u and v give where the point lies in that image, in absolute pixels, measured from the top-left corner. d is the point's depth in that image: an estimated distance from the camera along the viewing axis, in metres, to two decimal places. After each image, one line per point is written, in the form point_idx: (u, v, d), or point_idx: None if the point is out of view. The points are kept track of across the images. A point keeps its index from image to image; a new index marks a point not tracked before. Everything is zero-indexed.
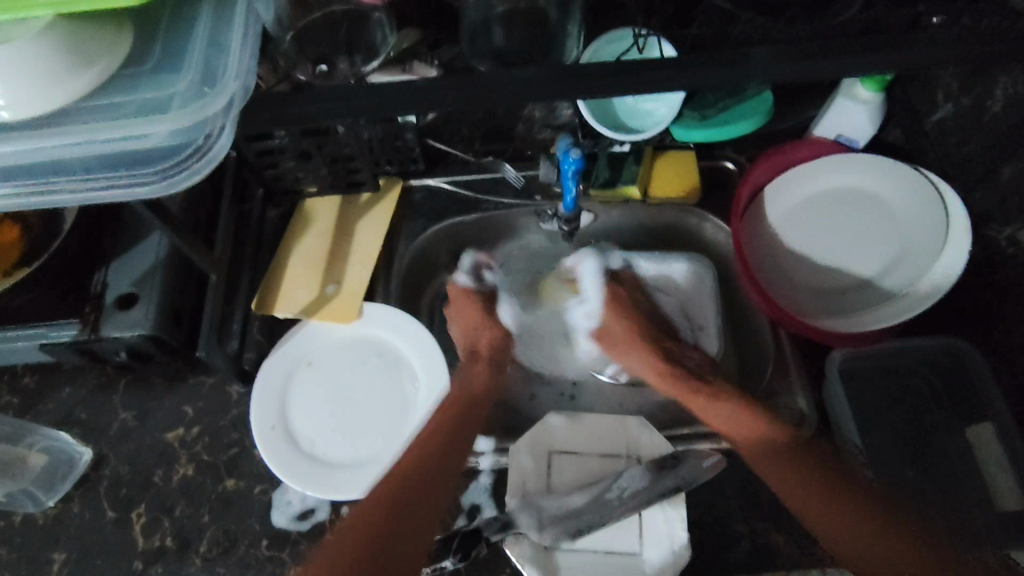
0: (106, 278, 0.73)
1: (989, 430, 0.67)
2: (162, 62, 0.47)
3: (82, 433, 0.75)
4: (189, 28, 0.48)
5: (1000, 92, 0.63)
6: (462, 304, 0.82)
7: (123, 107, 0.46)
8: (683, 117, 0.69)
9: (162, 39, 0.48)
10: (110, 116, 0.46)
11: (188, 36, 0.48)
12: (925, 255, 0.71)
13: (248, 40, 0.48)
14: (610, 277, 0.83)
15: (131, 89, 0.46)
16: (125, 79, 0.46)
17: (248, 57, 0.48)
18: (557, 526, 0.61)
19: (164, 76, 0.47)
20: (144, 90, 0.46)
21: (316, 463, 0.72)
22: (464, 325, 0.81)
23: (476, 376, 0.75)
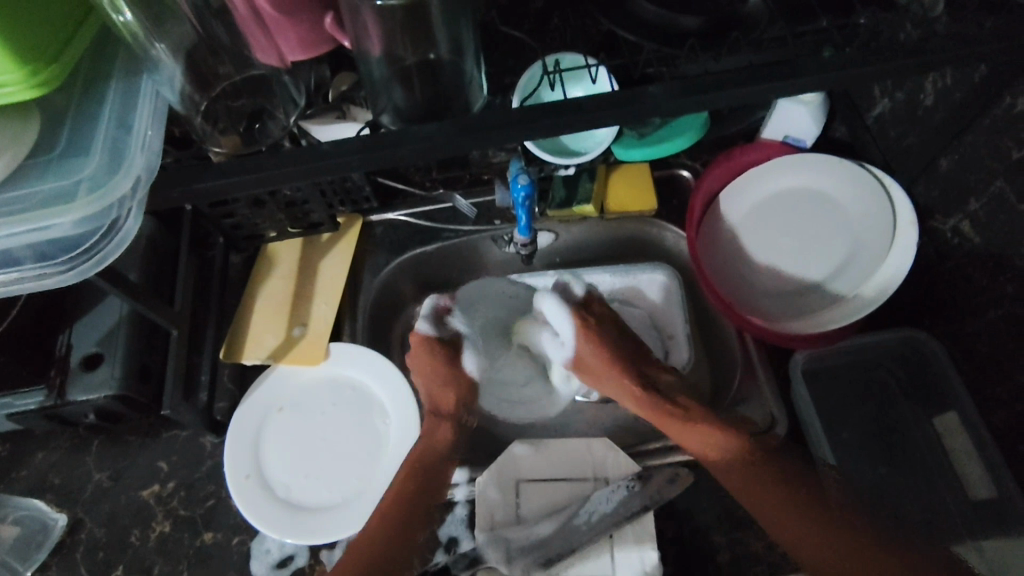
0: (71, 339, 0.72)
1: (955, 419, 0.68)
2: (68, 151, 0.47)
3: (56, 499, 0.75)
4: (94, 116, 0.48)
5: (931, 86, 0.66)
6: (420, 355, 0.72)
7: (28, 200, 0.45)
8: (623, 135, 0.71)
9: (69, 127, 0.48)
10: (14, 209, 0.45)
11: (92, 123, 0.48)
12: (874, 252, 0.72)
13: (154, 124, 0.49)
14: (579, 307, 0.74)
15: (36, 181, 0.46)
16: (30, 173, 0.46)
17: (154, 139, 0.48)
18: (527, 556, 0.62)
19: (70, 164, 0.47)
20: (50, 181, 0.46)
21: (291, 510, 0.72)
22: (425, 378, 0.73)
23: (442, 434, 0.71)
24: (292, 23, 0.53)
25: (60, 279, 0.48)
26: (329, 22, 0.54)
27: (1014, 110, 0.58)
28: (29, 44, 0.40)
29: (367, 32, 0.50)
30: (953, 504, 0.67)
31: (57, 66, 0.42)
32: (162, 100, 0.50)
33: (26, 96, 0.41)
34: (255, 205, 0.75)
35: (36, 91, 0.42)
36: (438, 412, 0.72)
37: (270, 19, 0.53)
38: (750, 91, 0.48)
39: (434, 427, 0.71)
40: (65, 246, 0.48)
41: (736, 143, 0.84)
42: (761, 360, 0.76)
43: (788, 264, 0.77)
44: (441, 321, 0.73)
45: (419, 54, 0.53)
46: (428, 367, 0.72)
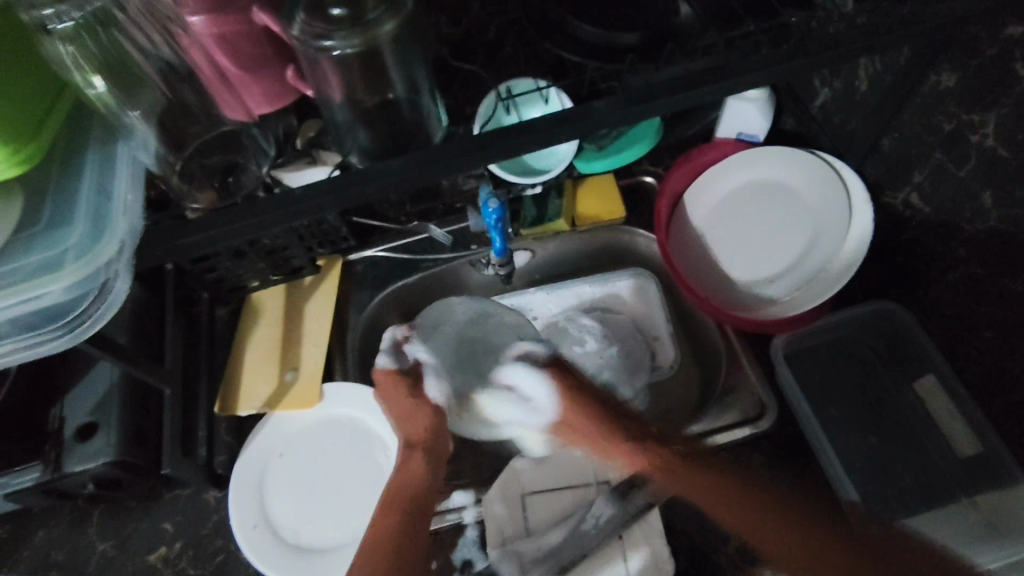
0: (63, 412, 0.72)
1: (932, 381, 0.71)
2: (53, 220, 0.48)
3: (63, 575, 0.74)
4: (74, 184, 0.49)
5: (864, 72, 0.71)
6: (388, 391, 0.64)
7: (17, 272, 0.47)
8: (583, 149, 0.74)
9: (51, 199, 0.49)
10: (5, 282, 0.47)
11: (73, 189, 0.49)
12: (834, 234, 0.75)
13: (132, 187, 0.50)
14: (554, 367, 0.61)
15: (25, 253, 0.47)
16: (16, 244, 0.47)
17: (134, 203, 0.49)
18: (542, 566, 0.63)
19: (56, 233, 0.48)
20: (37, 252, 0.47)
21: (303, 554, 0.72)
22: (393, 406, 0.65)
23: (414, 477, 0.64)
24: (253, 78, 0.55)
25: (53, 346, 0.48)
26: (291, 75, 0.56)
27: (941, 86, 0.62)
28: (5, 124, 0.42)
29: (327, 79, 0.52)
30: (943, 464, 0.69)
31: (35, 142, 0.44)
32: (140, 162, 0.52)
33: (9, 174, 0.43)
34: (235, 256, 0.76)
35: (16, 169, 0.43)
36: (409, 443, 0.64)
37: (233, 75, 0.55)
38: (693, 93, 0.51)
39: (407, 458, 0.64)
40: (53, 314, 0.49)
41: (692, 145, 0.88)
42: (743, 348, 0.79)
43: (754, 254, 0.80)
44: (401, 352, 0.65)
45: (378, 96, 0.56)
46: (399, 398, 0.64)
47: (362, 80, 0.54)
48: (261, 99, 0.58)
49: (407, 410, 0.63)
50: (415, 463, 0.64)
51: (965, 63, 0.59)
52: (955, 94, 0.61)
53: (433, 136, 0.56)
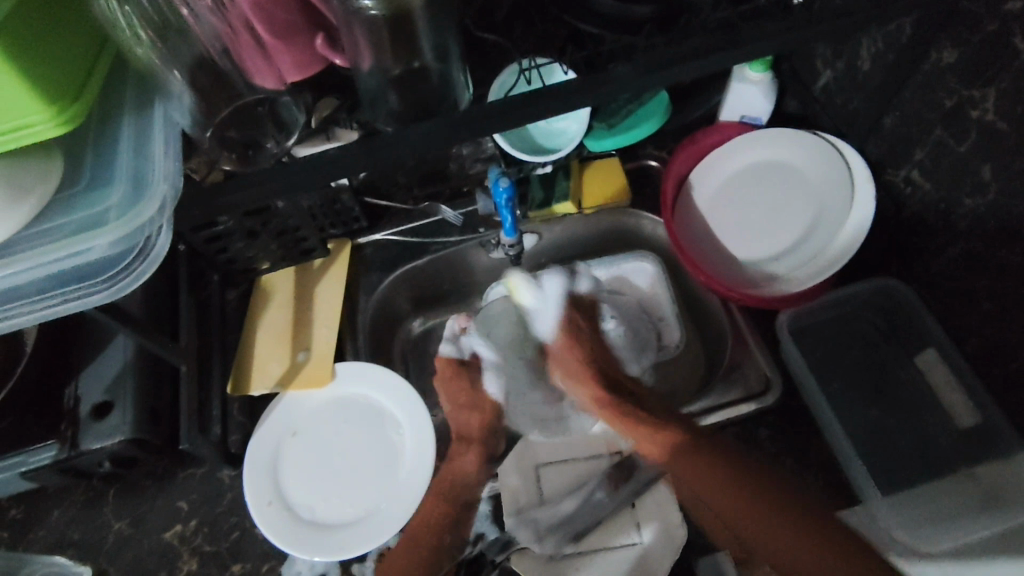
0: (78, 391, 0.73)
1: (932, 354, 0.72)
2: (94, 180, 0.49)
3: (79, 552, 0.75)
4: (114, 143, 0.51)
5: (867, 53, 0.72)
6: (447, 379, 0.77)
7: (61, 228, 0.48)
8: (594, 128, 0.76)
9: (91, 159, 0.50)
10: (51, 238, 0.48)
11: (111, 148, 0.51)
12: (836, 211, 0.77)
13: (169, 147, 0.51)
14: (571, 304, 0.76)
15: (68, 211, 0.48)
16: (59, 203, 0.49)
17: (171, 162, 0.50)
18: (556, 534, 0.64)
19: (99, 192, 0.49)
20: (81, 210, 0.48)
21: (318, 528, 0.73)
22: (449, 394, 0.77)
23: (464, 462, 0.73)
24: (286, 45, 0.55)
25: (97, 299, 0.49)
26: (321, 42, 0.56)
27: (941, 63, 0.64)
28: (52, 84, 0.43)
29: (360, 48, 0.54)
30: (943, 434, 0.71)
31: (78, 103, 0.45)
32: (173, 120, 0.53)
33: (55, 134, 0.43)
34: (249, 237, 0.77)
35: (61, 129, 0.44)
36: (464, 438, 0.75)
37: (269, 44, 0.55)
38: (705, 63, 0.53)
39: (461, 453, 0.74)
40: (99, 269, 0.50)
41: (697, 128, 0.89)
42: (748, 325, 0.80)
43: (759, 234, 0.82)
44: (460, 343, 0.78)
45: (404, 65, 0.56)
46: (459, 391, 0.76)
47: (393, 48, 0.55)
48: (291, 67, 0.58)
49: (466, 405, 0.76)
50: (467, 458, 0.74)
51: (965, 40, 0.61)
52: (957, 70, 0.62)
53: (458, 98, 0.58)
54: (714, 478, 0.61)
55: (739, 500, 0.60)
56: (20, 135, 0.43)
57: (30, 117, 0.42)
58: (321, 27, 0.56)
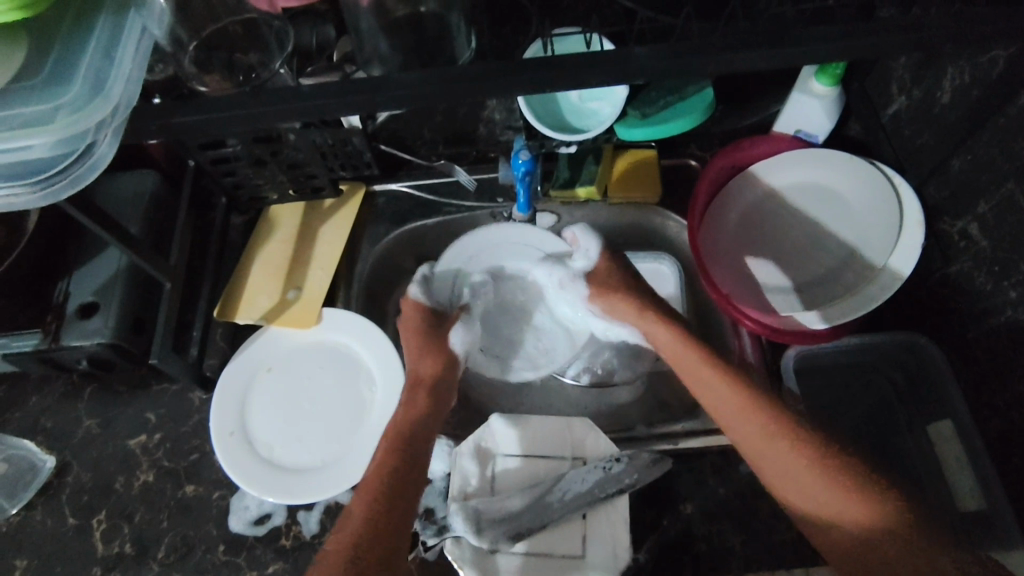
0: (68, 287, 0.75)
1: (948, 425, 0.67)
2: (49, 75, 0.46)
3: (46, 442, 0.76)
4: (81, 41, 0.47)
5: (949, 82, 0.64)
6: (411, 324, 0.75)
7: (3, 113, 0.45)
8: (625, 117, 0.70)
9: (50, 53, 0.46)
10: None
11: (77, 46, 0.47)
12: (877, 252, 0.70)
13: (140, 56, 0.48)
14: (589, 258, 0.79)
15: (14, 103, 0.45)
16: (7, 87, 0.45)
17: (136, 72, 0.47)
18: (497, 528, 0.60)
19: (51, 88, 0.45)
20: (28, 104, 0.45)
21: (271, 468, 0.72)
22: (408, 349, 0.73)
23: (417, 404, 0.68)
24: None
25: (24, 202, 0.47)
26: None
27: None
28: None
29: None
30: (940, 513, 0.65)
31: None
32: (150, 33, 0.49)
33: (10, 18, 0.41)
34: (256, 165, 0.75)
35: (18, 13, 0.41)
36: (418, 379, 0.70)
37: None
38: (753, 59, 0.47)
39: (412, 398, 0.69)
40: (32, 167, 0.47)
41: (745, 135, 0.83)
42: (755, 353, 0.75)
43: (785, 258, 0.76)
44: (426, 287, 0.78)
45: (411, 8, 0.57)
46: (414, 340, 0.73)
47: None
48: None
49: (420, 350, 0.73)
50: (418, 401, 0.68)
51: None
52: None
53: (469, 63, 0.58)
54: (745, 410, 0.64)
55: (787, 445, 0.61)
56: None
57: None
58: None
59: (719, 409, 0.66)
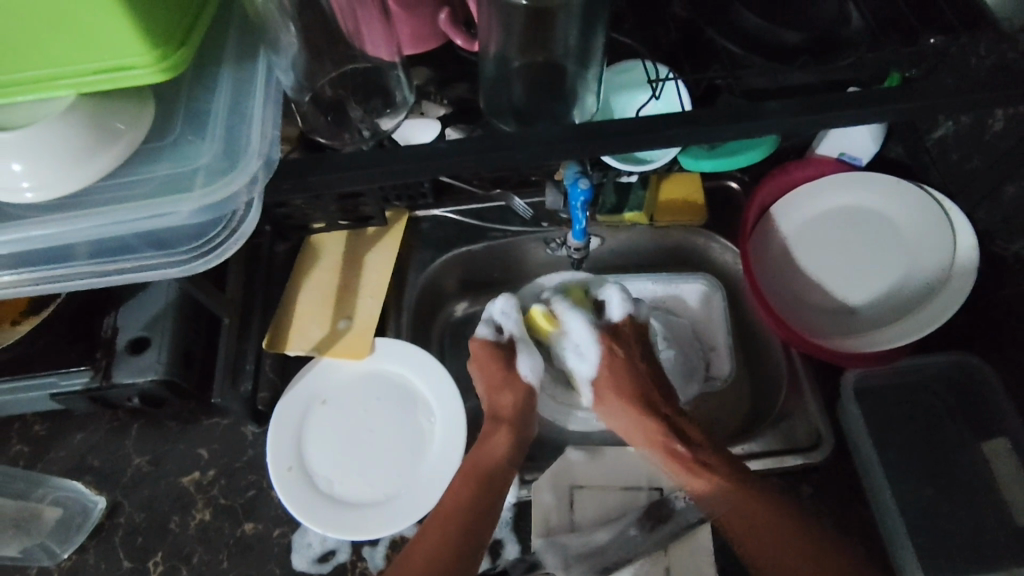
0: (116, 321, 0.71)
1: (1005, 444, 0.68)
2: (188, 136, 0.51)
3: (95, 482, 0.74)
4: (210, 98, 0.52)
5: (1002, 112, 0.66)
6: (486, 362, 0.72)
7: (146, 185, 0.49)
8: (692, 146, 0.71)
9: (185, 114, 0.51)
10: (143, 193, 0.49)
11: (208, 104, 0.52)
12: (928, 276, 0.72)
13: (266, 114, 0.52)
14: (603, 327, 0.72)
15: (158, 165, 0.50)
16: (144, 156, 0.50)
17: (271, 130, 0.52)
18: (584, 562, 0.65)
19: (190, 151, 0.50)
20: (172, 167, 0.50)
21: (336, 503, 0.71)
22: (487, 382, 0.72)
23: (497, 444, 0.68)
24: (410, 15, 0.61)
25: (178, 269, 0.54)
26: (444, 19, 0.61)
27: None
28: (161, 27, 0.42)
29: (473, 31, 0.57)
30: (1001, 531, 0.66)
31: (182, 50, 0.43)
32: (274, 84, 0.55)
33: (154, 80, 0.42)
34: (310, 196, 0.74)
35: (160, 73, 0.42)
36: (497, 418, 0.70)
37: (394, 10, 0.61)
38: None
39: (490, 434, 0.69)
40: (185, 237, 0.54)
41: (787, 158, 0.84)
42: (808, 375, 0.75)
43: (838, 280, 0.77)
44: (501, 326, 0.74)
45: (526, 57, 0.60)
46: (493, 373, 0.72)
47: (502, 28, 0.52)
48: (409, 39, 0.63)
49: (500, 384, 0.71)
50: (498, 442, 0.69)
51: None
52: None
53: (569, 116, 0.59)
54: (684, 462, 0.65)
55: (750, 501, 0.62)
56: (121, 76, 0.42)
57: (132, 59, 0.41)
58: (446, 5, 0.62)
59: (702, 483, 0.64)
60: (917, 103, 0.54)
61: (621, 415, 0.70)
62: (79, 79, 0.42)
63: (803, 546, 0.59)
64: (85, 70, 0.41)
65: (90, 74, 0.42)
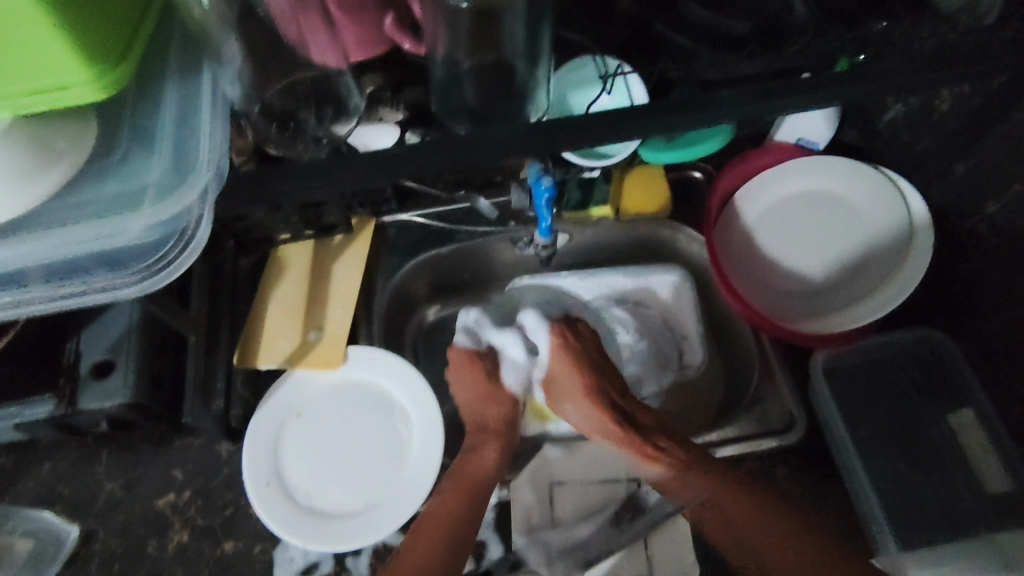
0: (79, 347, 0.69)
1: (970, 414, 0.69)
2: (133, 155, 0.50)
3: (66, 511, 0.73)
4: (156, 115, 0.51)
5: (947, 92, 0.68)
6: (465, 370, 0.70)
7: (94, 206, 0.49)
8: (651, 139, 0.72)
9: (129, 132, 0.51)
10: (90, 215, 0.49)
11: (154, 122, 0.51)
12: (889, 256, 0.74)
13: (214, 129, 0.51)
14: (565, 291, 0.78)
15: (104, 185, 0.49)
16: (92, 176, 0.49)
17: (220, 142, 0.51)
18: (566, 557, 0.66)
19: (136, 169, 0.50)
20: (118, 186, 0.49)
21: (318, 517, 0.71)
22: (468, 392, 0.71)
23: (489, 459, 0.68)
24: (356, 21, 0.59)
25: (129, 290, 0.51)
26: (390, 21, 0.60)
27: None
28: (97, 43, 0.41)
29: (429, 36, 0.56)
30: (969, 498, 0.68)
31: (120, 68, 0.43)
32: (222, 95, 0.53)
33: (93, 99, 0.41)
34: (271, 208, 0.74)
35: (99, 92, 0.41)
36: (484, 428, 0.70)
37: (337, 16, 0.59)
38: None
39: (483, 447, 0.69)
40: (136, 256, 0.52)
41: (747, 146, 0.85)
42: (778, 359, 0.76)
43: (800, 265, 0.78)
44: (478, 335, 0.72)
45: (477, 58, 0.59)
46: (477, 385, 0.70)
47: None
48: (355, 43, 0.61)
49: (488, 398, 0.70)
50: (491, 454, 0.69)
51: None
52: None
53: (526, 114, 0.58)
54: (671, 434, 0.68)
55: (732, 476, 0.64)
56: (58, 96, 0.41)
57: (69, 80, 0.40)
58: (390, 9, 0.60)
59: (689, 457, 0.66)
60: (865, 88, 0.55)
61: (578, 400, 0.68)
62: (13, 99, 0.40)
63: (777, 519, 0.62)
64: (16, 92, 0.40)
65: (23, 95, 0.40)
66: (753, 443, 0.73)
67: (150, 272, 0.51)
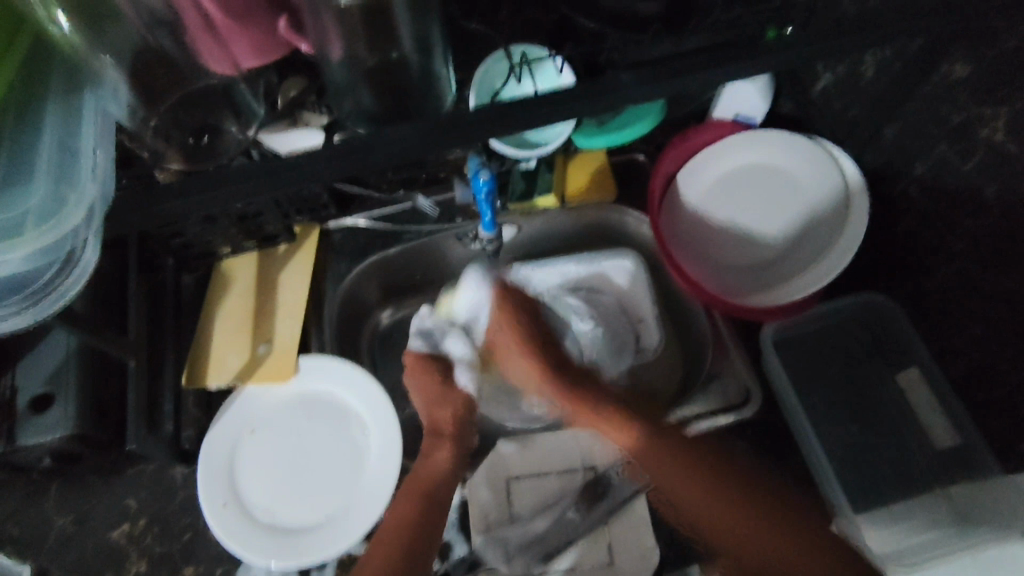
0: (15, 380, 0.66)
1: (915, 373, 0.70)
2: (16, 180, 0.50)
3: (17, 550, 0.70)
4: (37, 140, 0.51)
5: (871, 58, 0.68)
6: (417, 374, 0.71)
7: None
8: (584, 124, 0.73)
9: (8, 159, 0.51)
10: None
11: (34, 145, 0.51)
12: (833, 222, 0.75)
13: (98, 146, 0.51)
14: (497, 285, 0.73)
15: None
16: None
17: (103, 164, 0.50)
18: (526, 553, 0.67)
19: (17, 198, 0.50)
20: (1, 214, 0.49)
21: (277, 534, 0.70)
22: (422, 395, 0.71)
23: (439, 459, 0.68)
24: (240, 30, 0.57)
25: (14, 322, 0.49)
26: (284, 26, 0.58)
27: (947, 79, 0.62)
28: None
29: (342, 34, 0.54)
30: (918, 453, 0.69)
31: None
32: (109, 116, 0.54)
33: None
34: (206, 223, 0.72)
35: None
36: (437, 432, 0.69)
37: (220, 25, 0.56)
38: None
39: (433, 448, 0.68)
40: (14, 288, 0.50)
41: (688, 124, 0.85)
42: (730, 334, 0.78)
43: (743, 238, 0.79)
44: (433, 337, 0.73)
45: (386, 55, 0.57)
46: (428, 388, 0.71)
47: None
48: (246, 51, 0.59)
49: (435, 400, 0.70)
50: (442, 456, 0.68)
51: (981, 54, 0.57)
52: (968, 83, 0.59)
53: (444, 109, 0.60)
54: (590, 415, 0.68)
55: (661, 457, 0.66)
56: None
57: None
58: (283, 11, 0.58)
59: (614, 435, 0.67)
60: (787, 57, 0.55)
61: (514, 365, 0.72)
62: None
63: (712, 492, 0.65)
64: None
65: None
66: (710, 419, 0.74)
67: (40, 302, 0.50)
